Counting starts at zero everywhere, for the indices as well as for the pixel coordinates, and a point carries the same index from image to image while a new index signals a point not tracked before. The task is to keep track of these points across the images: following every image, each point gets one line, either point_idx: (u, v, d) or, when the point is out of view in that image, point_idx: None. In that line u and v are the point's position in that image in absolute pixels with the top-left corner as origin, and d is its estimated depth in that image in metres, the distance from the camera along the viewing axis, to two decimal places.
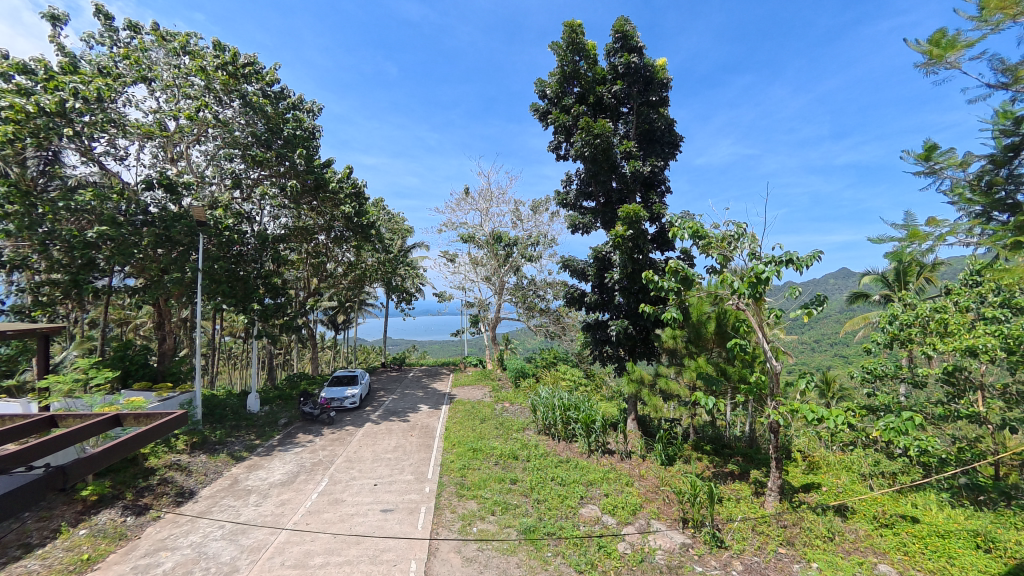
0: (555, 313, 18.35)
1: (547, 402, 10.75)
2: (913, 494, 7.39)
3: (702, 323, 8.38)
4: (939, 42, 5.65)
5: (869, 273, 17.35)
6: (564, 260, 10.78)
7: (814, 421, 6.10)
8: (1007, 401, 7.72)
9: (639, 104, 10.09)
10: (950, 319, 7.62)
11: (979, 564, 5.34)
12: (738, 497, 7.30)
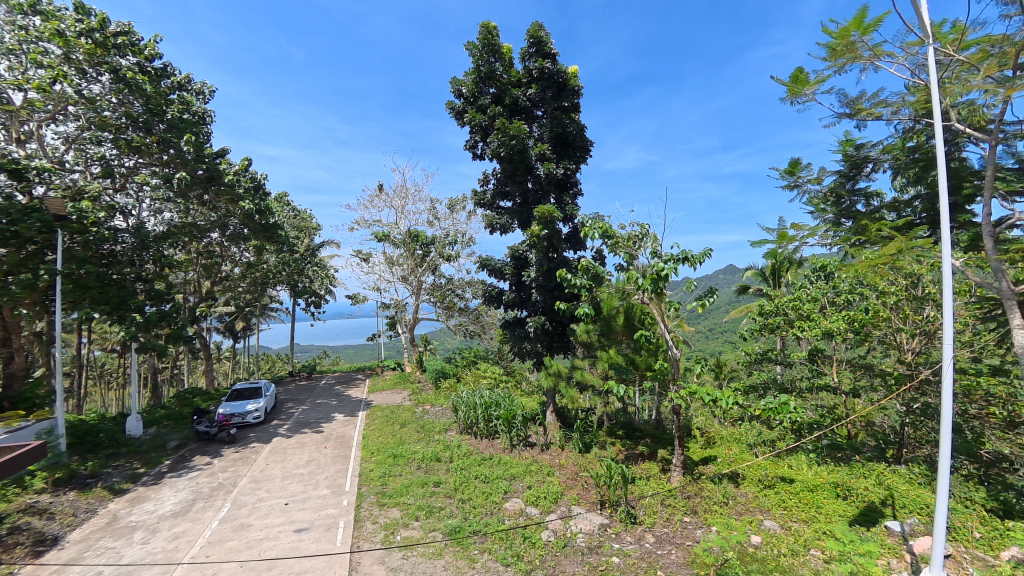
0: (475, 313, 18.37)
1: (469, 401, 10.75)
2: (789, 457, 8.61)
3: (612, 316, 8.91)
4: (799, 77, 6.82)
5: (751, 269, 19.85)
6: (481, 259, 10.81)
7: (710, 401, 6.81)
8: (853, 373, 9.29)
9: (553, 109, 10.44)
10: (809, 306, 8.99)
11: (839, 511, 6.40)
12: (648, 474, 7.93)
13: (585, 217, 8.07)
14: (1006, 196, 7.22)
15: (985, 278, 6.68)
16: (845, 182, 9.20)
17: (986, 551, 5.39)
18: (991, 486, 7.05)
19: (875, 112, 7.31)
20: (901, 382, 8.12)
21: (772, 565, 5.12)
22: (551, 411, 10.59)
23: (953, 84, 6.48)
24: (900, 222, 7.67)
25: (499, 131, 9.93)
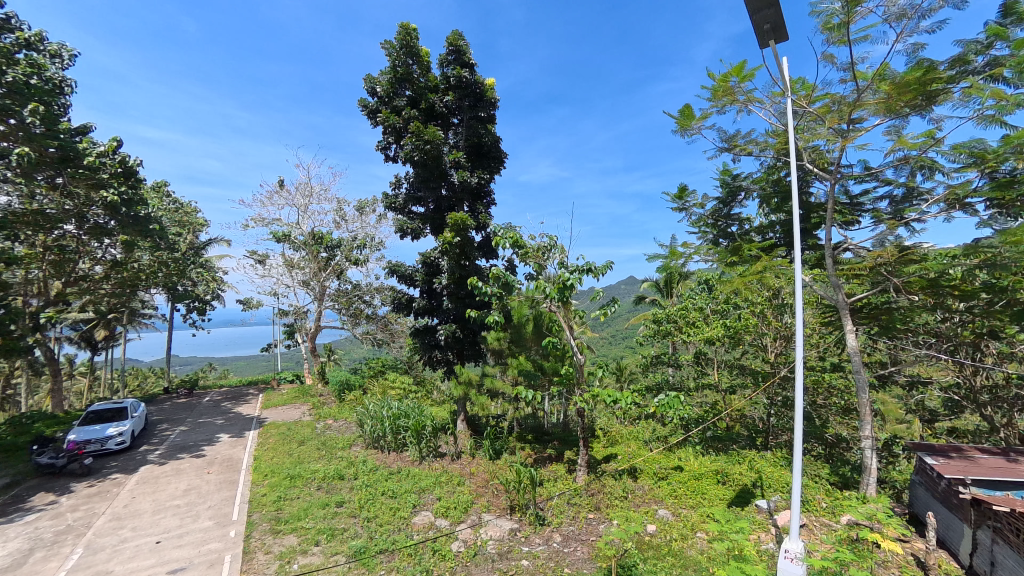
0: (384, 321, 17.54)
1: (376, 413, 10.27)
2: (679, 450, 9.54)
3: (523, 323, 9.19)
4: (688, 114, 7.75)
5: (648, 281, 21.75)
6: (391, 265, 10.46)
7: (611, 402, 7.30)
8: (730, 372, 10.61)
9: (469, 118, 10.53)
10: (695, 314, 10.19)
11: (720, 495, 7.23)
12: (555, 476, 8.23)
13: (497, 226, 8.24)
14: (839, 225, 8.82)
15: (825, 291, 8.08)
16: (723, 208, 10.26)
17: (827, 517, 6.48)
18: (829, 465, 8.49)
19: (747, 148, 8.51)
20: (765, 379, 9.48)
21: (666, 550, 5.61)
22: (462, 420, 10.52)
23: (802, 132, 7.78)
24: (764, 243, 8.98)
25: (413, 134, 9.75)
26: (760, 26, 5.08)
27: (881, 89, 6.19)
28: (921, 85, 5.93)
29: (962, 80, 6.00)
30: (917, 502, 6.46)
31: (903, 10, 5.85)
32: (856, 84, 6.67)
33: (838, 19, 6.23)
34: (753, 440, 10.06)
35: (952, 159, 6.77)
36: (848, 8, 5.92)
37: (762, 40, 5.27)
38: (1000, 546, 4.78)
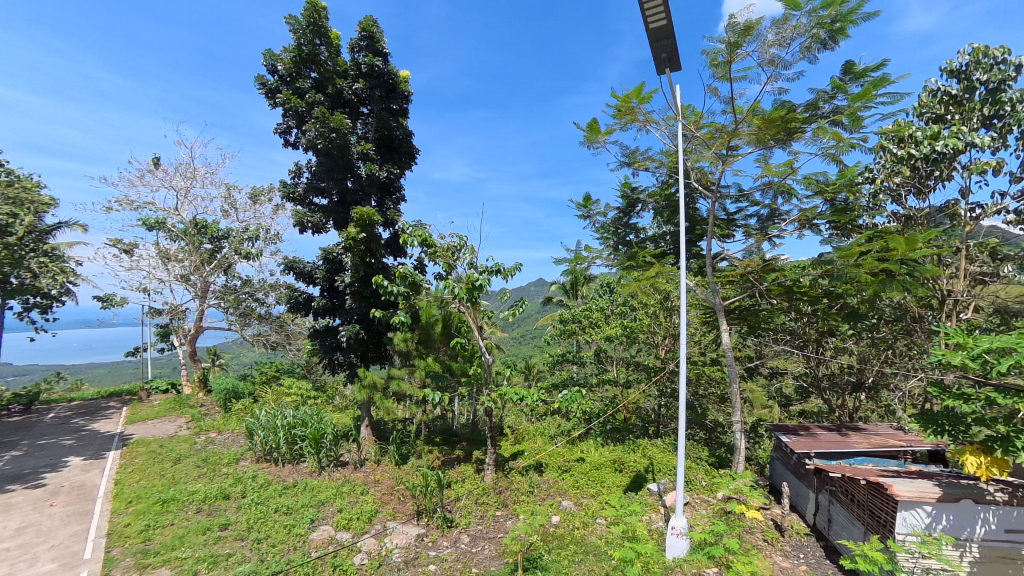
0: (279, 321, 15.96)
1: (269, 423, 9.33)
2: (581, 443, 10.11)
3: (431, 324, 9.04)
4: (592, 127, 8.26)
5: (556, 283, 22.80)
6: (287, 260, 9.60)
7: (517, 400, 7.50)
8: (626, 368, 11.53)
9: (380, 109, 10.08)
10: (597, 314, 10.95)
11: (616, 482, 7.82)
12: (463, 477, 8.21)
13: (405, 224, 7.98)
14: (717, 237, 9.95)
15: (706, 294, 9.15)
16: (622, 217, 10.83)
17: (704, 494, 7.34)
18: (706, 448, 9.63)
19: (644, 164, 9.29)
20: (656, 374, 10.46)
21: (568, 539, 5.90)
22: (366, 425, 10.01)
23: (691, 154, 8.67)
24: (656, 251, 9.87)
25: (317, 120, 9.06)
26: (659, 54, 5.59)
27: (753, 122, 7.14)
28: (782, 122, 6.96)
29: (812, 123, 7.16)
30: (775, 474, 7.59)
31: (771, 57, 6.83)
32: (734, 116, 7.62)
33: (722, 57, 7.05)
34: (646, 429, 11.02)
35: (803, 188, 8.03)
36: (730, 49, 6.75)
37: (661, 68, 5.81)
38: (834, 506, 5.80)
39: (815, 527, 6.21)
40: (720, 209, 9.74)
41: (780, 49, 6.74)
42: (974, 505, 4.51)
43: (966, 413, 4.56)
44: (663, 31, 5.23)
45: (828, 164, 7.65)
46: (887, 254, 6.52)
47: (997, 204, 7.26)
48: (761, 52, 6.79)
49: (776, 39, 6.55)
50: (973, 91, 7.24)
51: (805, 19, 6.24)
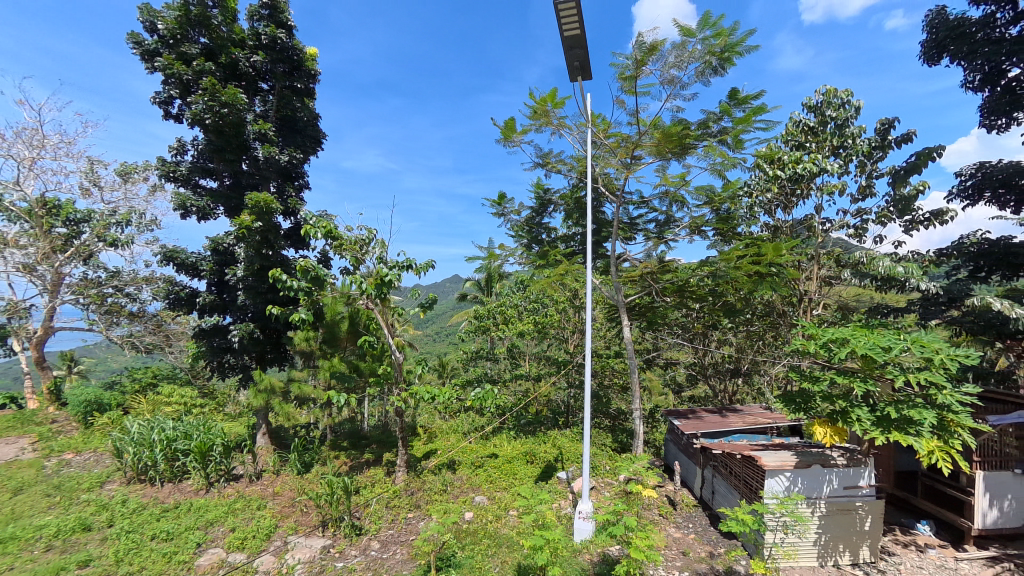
0: (156, 320, 13.88)
1: (142, 438, 8.11)
2: (495, 437, 10.27)
3: (336, 322, 8.54)
4: (508, 127, 8.39)
5: (471, 280, 22.88)
6: (165, 250, 8.41)
7: (429, 399, 7.39)
8: (539, 363, 11.94)
9: (282, 87, 9.27)
10: (511, 311, 11.23)
11: (528, 473, 8.06)
12: (372, 481, 7.88)
13: (306, 212, 7.36)
14: (621, 240, 10.61)
15: (610, 291, 9.79)
16: (536, 217, 11.26)
17: (607, 478, 7.87)
18: (609, 435, 10.34)
19: (557, 167, 9.66)
20: (565, 368, 10.97)
21: (481, 534, 5.95)
22: (263, 434, 9.16)
23: (600, 160, 9.17)
24: (567, 250, 10.28)
25: (205, 92, 8.06)
26: (573, 62, 5.86)
27: (655, 135, 7.77)
28: (679, 137, 7.66)
29: (703, 140, 7.97)
30: (669, 454, 8.40)
31: (671, 77, 7.48)
32: (638, 128, 8.22)
33: (629, 72, 7.56)
34: (555, 421, 11.51)
35: (694, 198, 8.91)
36: (636, 65, 7.26)
37: (574, 75, 6.10)
38: (717, 479, 6.58)
39: (702, 499, 7.00)
40: (624, 213, 10.48)
41: (678, 71, 7.41)
42: (821, 468, 5.41)
43: (816, 394, 5.42)
44: (576, 41, 5.48)
45: (715, 178, 8.57)
46: (757, 258, 7.52)
47: (840, 220, 8.69)
48: (663, 72, 7.42)
49: (675, 61, 7.20)
50: (826, 124, 8.59)
51: (699, 46, 6.93)
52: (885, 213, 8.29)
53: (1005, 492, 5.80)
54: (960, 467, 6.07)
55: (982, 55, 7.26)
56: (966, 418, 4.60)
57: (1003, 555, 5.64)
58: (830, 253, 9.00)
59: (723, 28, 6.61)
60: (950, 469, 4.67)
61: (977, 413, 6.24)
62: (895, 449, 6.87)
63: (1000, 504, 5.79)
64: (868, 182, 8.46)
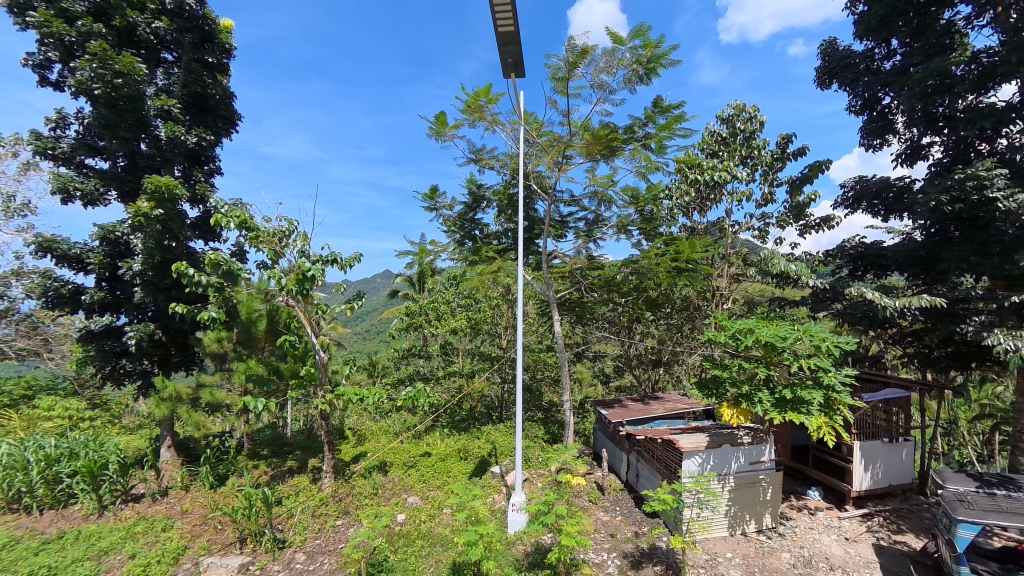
0: (29, 321, 11.94)
1: (12, 460, 6.96)
2: (428, 436, 10.13)
3: (252, 322, 7.91)
4: (440, 121, 8.31)
5: (402, 276, 22.35)
6: (41, 240, 7.30)
7: (357, 400, 7.11)
8: (473, 358, 11.99)
9: (190, 59, 8.49)
10: (444, 307, 11.14)
11: (461, 470, 8.06)
12: (296, 490, 7.43)
13: (217, 201, 6.88)
14: (552, 237, 10.59)
15: (541, 287, 10.02)
16: (468, 213, 10.68)
17: (540, 468, 8.08)
18: (541, 427, 10.63)
19: (489, 163, 9.70)
20: (499, 363, 11.12)
21: (415, 534, 5.85)
22: (169, 447, 8.28)
23: (532, 158, 9.31)
24: (499, 246, 10.28)
25: (94, 58, 7.14)
26: (506, 59, 5.95)
27: (585, 137, 8.05)
28: (607, 140, 8.01)
29: (629, 143, 8.39)
30: (598, 443, 8.81)
31: (601, 82, 7.80)
32: (569, 128, 8.47)
33: (562, 73, 7.76)
34: (489, 416, 11.60)
35: (620, 199, 9.35)
36: (568, 67, 7.48)
37: (507, 72, 6.19)
38: (641, 462, 7.03)
39: (628, 482, 7.45)
40: (555, 210, 10.48)
41: (608, 77, 7.75)
42: (731, 447, 5.95)
43: (725, 379, 5.95)
44: (510, 37, 5.55)
45: (640, 180, 9.06)
46: (675, 256, 8.09)
47: (747, 222, 9.58)
48: (593, 76, 7.71)
49: (605, 66, 7.52)
50: (736, 135, 9.43)
51: (627, 54, 7.30)
52: (784, 218, 9.28)
53: (876, 458, 6.76)
54: (842, 438, 6.97)
55: (863, 84, 8.43)
56: (846, 396, 5.29)
57: (874, 511, 6.57)
58: (738, 253, 9.91)
59: (649, 39, 7.02)
60: (834, 439, 5.36)
61: (855, 391, 7.19)
62: (791, 427, 7.67)
63: (872, 468, 6.74)
64: (770, 189, 9.41)
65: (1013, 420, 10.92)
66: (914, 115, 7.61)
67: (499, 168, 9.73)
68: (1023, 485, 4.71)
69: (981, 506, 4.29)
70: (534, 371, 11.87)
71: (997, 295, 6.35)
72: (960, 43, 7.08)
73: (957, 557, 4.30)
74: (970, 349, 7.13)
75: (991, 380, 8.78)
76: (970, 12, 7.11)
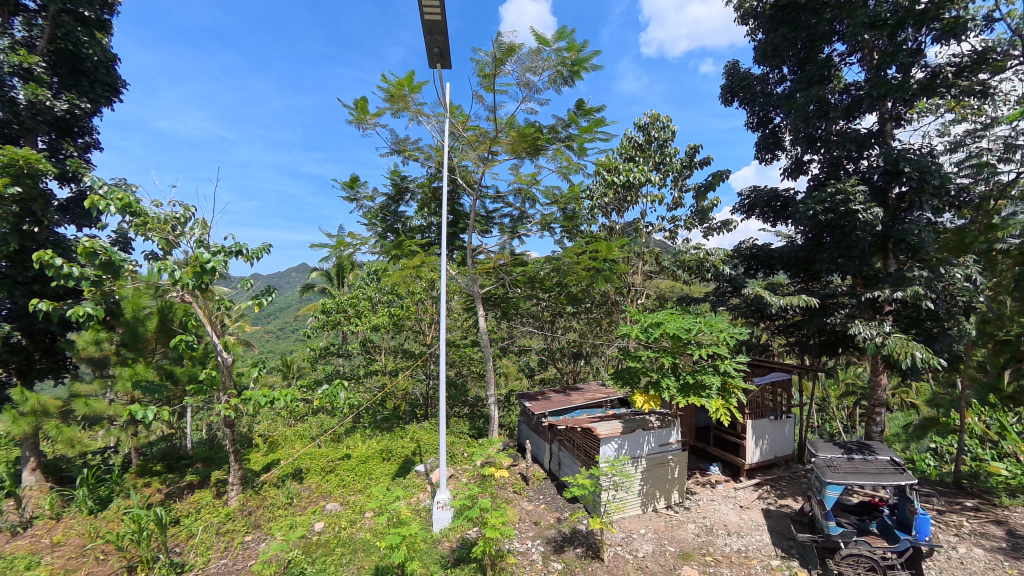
0: None
1: None
2: (349, 439, 9.70)
3: (139, 322, 7.04)
4: (361, 107, 8.05)
5: (319, 270, 21.11)
6: None
7: (266, 404, 6.63)
8: (396, 355, 11.70)
9: (59, 13, 7.47)
10: (363, 304, 10.65)
11: (384, 471, 7.85)
12: (197, 507, 6.73)
13: (93, 181, 6.02)
14: (477, 232, 10.54)
15: (466, 282, 9.99)
16: (390, 205, 10.33)
17: (464, 463, 8.11)
18: (466, 422, 10.66)
19: (413, 155, 9.52)
20: (424, 359, 11.01)
21: (334, 543, 5.58)
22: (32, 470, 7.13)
23: (457, 152, 9.26)
24: (422, 240, 10.03)
25: None
26: (431, 48, 5.91)
27: (511, 134, 8.21)
28: (532, 138, 8.22)
29: (552, 144, 8.71)
30: (522, 434, 9.03)
31: (527, 81, 7.98)
32: (495, 125, 8.55)
33: (488, 69, 7.83)
34: (413, 415, 11.39)
35: (543, 197, 9.64)
36: (495, 63, 7.55)
37: (433, 61, 6.16)
38: (562, 451, 7.33)
39: (550, 471, 7.72)
40: (480, 205, 10.49)
41: (533, 76, 7.95)
42: (642, 431, 6.40)
43: (638, 369, 6.42)
44: (435, 27, 5.52)
45: (562, 180, 9.40)
46: (594, 255, 8.51)
47: (659, 223, 10.35)
48: (519, 74, 7.88)
49: (531, 66, 7.71)
50: (650, 142, 10.17)
51: (553, 56, 7.54)
52: (690, 221, 10.17)
53: (764, 434, 7.68)
54: (737, 418, 7.82)
55: (758, 104, 9.48)
56: (739, 380, 5.94)
57: (762, 480, 7.46)
58: (651, 252, 10.68)
59: (573, 42, 7.31)
60: (730, 419, 6.02)
61: (748, 376, 8.09)
62: (696, 410, 8.41)
63: (760, 442, 7.64)
64: (679, 195, 10.26)
65: (866, 395, 12.96)
66: (798, 135, 8.67)
67: (423, 160, 9.59)
68: (875, 449, 5.61)
69: (843, 470, 5.06)
70: (459, 366, 11.86)
71: (856, 291, 7.58)
72: (834, 75, 8.22)
73: (826, 514, 5.04)
74: (836, 337, 8.35)
75: (850, 361, 10.34)
76: (843, 50, 8.29)
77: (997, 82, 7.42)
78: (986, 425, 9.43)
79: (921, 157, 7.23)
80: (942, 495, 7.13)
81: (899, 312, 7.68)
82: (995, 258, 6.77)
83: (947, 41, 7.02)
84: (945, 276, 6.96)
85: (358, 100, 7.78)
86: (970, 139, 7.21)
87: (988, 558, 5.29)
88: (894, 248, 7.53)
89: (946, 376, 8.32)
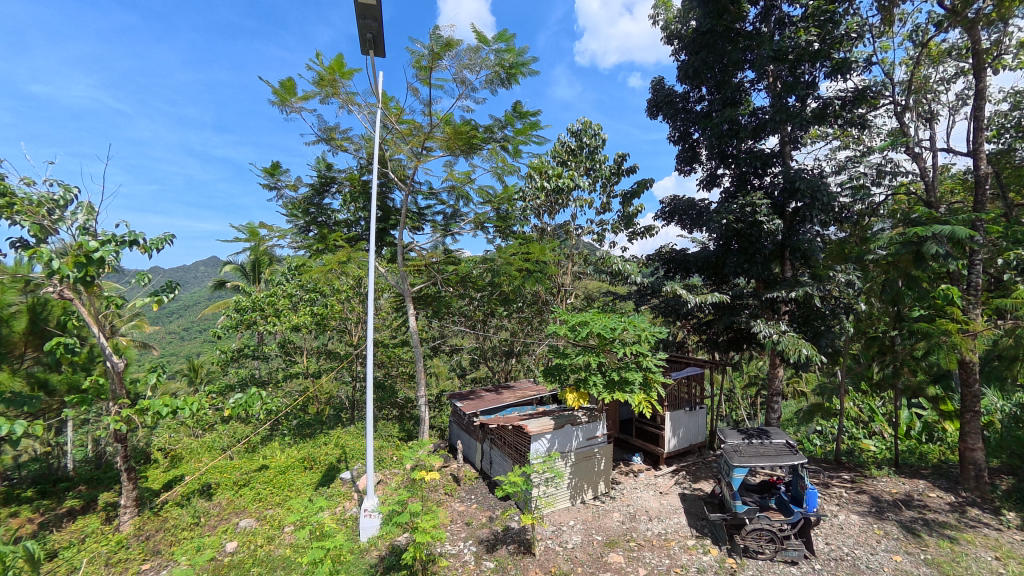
0: None
1: None
2: (266, 448, 9.03)
3: (2, 322, 6.04)
4: (285, 89, 7.65)
5: (231, 264, 19.31)
6: None
7: (168, 415, 5.99)
8: (320, 357, 11.09)
9: None
10: (283, 302, 10.10)
11: (306, 481, 7.41)
12: (81, 536, 5.89)
13: None
14: (409, 229, 10.32)
15: (396, 280, 9.72)
16: (314, 196, 9.81)
17: (393, 468, 7.87)
18: (396, 425, 10.35)
19: (342, 145, 9.15)
20: (350, 360, 10.55)
21: (250, 562, 5.15)
22: None
23: (389, 145, 9.01)
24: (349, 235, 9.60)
25: None
26: (364, 33, 5.78)
27: (445, 130, 8.17)
28: (466, 137, 8.24)
29: (488, 144, 8.80)
30: (454, 435, 8.95)
31: (464, 78, 7.99)
32: (430, 120, 8.46)
33: (424, 62, 7.74)
34: (338, 419, 10.87)
35: (477, 195, 9.69)
36: (432, 57, 7.50)
37: (365, 49, 6.01)
38: (493, 449, 7.39)
39: (481, 470, 7.75)
40: (412, 202, 10.27)
41: (470, 74, 7.98)
42: (570, 426, 6.64)
43: (567, 367, 6.65)
44: (369, 11, 5.42)
45: (495, 180, 9.54)
46: (526, 256, 8.72)
47: (588, 227, 10.79)
48: (457, 71, 7.87)
49: (469, 63, 7.72)
50: (582, 149, 10.59)
51: (491, 55, 7.62)
52: (617, 225, 10.74)
53: (680, 424, 8.27)
54: (657, 410, 8.36)
55: (680, 120, 10.27)
56: (659, 375, 6.37)
57: (678, 467, 8.02)
58: (580, 253, 11.10)
59: (512, 45, 7.45)
60: (650, 412, 6.46)
61: (668, 371, 8.68)
62: (621, 404, 8.87)
63: (677, 432, 8.23)
64: (607, 200, 10.78)
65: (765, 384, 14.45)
66: (712, 150, 9.51)
67: (352, 151, 9.26)
68: (773, 434, 6.27)
69: (747, 454, 5.60)
70: (388, 367, 11.53)
71: (759, 292, 8.43)
72: (744, 99, 9.14)
73: (733, 495, 5.53)
74: (742, 334, 9.22)
75: (753, 356, 11.49)
76: (752, 77, 9.24)
77: (873, 117, 8.67)
78: (859, 408, 10.92)
79: (812, 176, 8.23)
80: (826, 471, 8.14)
81: (793, 312, 8.63)
82: (867, 266, 7.89)
83: (835, 77, 8.11)
84: (829, 280, 7.96)
85: (281, 81, 7.41)
86: (850, 164, 8.35)
87: (862, 522, 6.12)
88: (790, 256, 8.48)
89: (830, 367, 9.52)
